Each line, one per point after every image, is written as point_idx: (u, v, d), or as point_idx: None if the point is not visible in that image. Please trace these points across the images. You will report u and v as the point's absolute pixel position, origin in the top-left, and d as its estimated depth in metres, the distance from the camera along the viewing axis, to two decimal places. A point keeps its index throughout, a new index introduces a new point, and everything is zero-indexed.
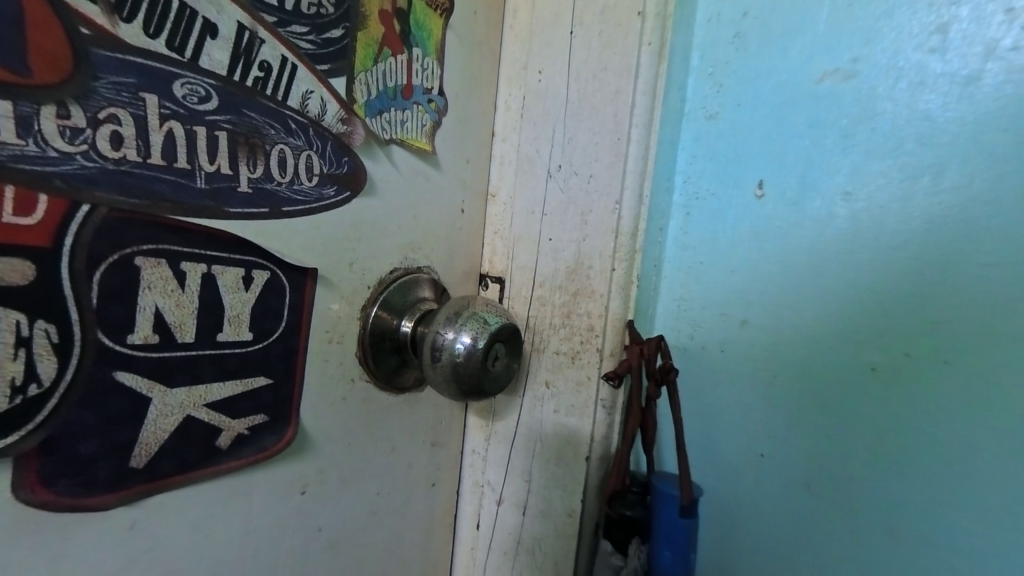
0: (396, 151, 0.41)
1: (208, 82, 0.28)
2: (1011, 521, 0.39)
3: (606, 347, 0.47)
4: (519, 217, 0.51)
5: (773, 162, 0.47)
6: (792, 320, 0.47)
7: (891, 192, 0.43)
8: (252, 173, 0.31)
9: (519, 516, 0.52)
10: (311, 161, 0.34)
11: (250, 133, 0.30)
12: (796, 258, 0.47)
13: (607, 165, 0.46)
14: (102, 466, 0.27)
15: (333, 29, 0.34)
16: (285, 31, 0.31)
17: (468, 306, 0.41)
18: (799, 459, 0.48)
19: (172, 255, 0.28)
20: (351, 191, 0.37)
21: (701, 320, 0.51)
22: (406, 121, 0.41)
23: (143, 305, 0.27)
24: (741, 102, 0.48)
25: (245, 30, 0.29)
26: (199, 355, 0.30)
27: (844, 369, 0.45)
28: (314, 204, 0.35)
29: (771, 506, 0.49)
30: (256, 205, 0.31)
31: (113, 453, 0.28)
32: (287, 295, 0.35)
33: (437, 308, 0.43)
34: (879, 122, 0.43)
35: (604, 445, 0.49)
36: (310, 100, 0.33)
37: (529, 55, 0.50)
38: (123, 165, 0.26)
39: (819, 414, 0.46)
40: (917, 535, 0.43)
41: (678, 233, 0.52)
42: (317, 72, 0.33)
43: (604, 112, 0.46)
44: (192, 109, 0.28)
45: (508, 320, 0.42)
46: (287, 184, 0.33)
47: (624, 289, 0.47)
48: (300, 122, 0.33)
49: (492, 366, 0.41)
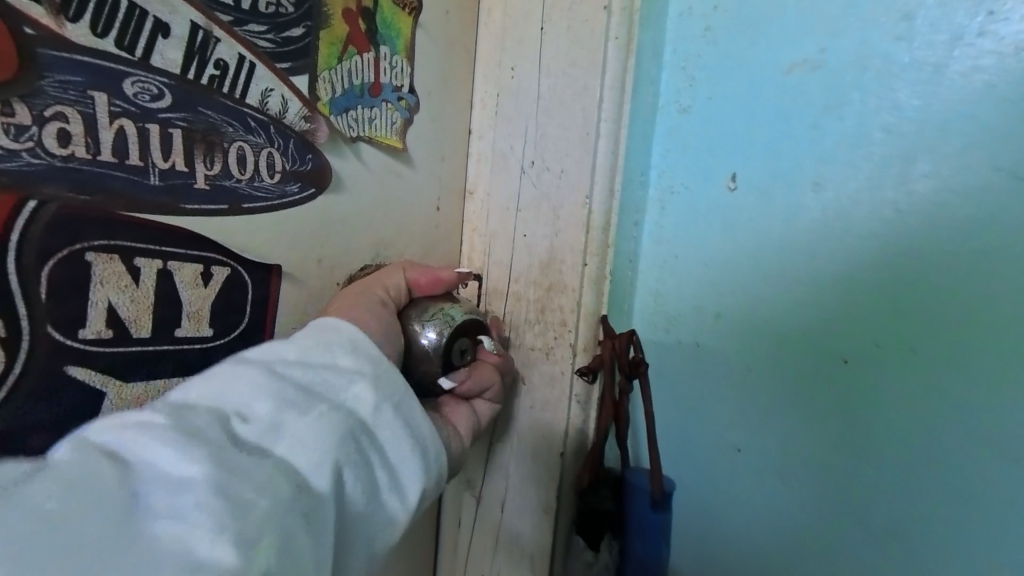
0: (364, 148, 0.42)
1: (161, 80, 0.31)
2: (958, 503, 0.41)
3: (579, 342, 0.47)
4: (495, 214, 0.51)
5: (744, 155, 0.47)
6: (765, 311, 0.47)
7: (858, 182, 0.43)
8: (209, 170, 0.33)
9: (498, 513, 0.52)
10: (272, 158, 0.36)
11: (207, 131, 0.33)
12: (769, 249, 0.46)
13: (576, 160, 0.47)
14: (62, 432, 0.30)
15: (294, 28, 0.36)
16: (241, 30, 0.33)
17: (411, 296, 0.44)
18: (776, 452, 0.47)
19: (125, 251, 0.31)
20: (316, 188, 0.39)
21: (677, 313, 0.51)
22: (374, 119, 0.42)
23: (96, 300, 0.30)
24: (712, 95, 0.48)
25: (200, 29, 0.31)
26: (158, 349, 0.33)
27: (815, 360, 0.45)
28: (276, 200, 0.37)
29: (748, 498, 0.49)
30: (215, 201, 0.33)
31: (68, 419, 0.30)
32: (249, 290, 0.37)
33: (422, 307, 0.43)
34: (847, 114, 0.43)
35: (579, 438, 0.48)
36: (270, 98, 0.35)
37: (503, 52, 0.50)
38: (73, 162, 0.28)
39: (792, 406, 0.46)
40: (875, 517, 0.44)
41: (653, 228, 0.52)
42: (277, 70, 0.35)
43: (573, 109, 0.47)
44: (145, 107, 0.30)
45: (440, 275, 0.45)
46: (247, 181, 0.35)
47: (596, 285, 0.47)
48: (259, 120, 0.35)
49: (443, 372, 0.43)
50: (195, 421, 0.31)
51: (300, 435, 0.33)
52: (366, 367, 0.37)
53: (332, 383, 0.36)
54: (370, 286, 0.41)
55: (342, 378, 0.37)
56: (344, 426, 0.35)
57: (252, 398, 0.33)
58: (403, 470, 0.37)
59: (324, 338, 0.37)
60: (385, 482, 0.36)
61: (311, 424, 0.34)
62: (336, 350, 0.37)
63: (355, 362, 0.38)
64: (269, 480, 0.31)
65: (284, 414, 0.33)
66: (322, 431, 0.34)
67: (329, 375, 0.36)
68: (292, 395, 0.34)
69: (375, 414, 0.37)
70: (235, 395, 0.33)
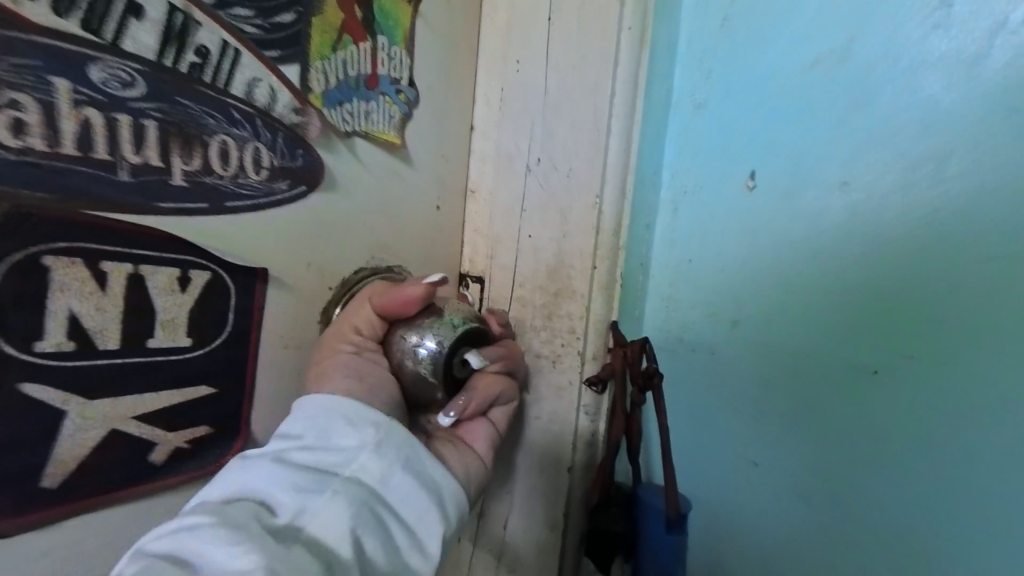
0: (360, 144, 0.39)
1: (132, 66, 0.27)
2: (996, 523, 0.36)
3: (587, 351, 0.45)
4: (499, 214, 0.48)
5: (764, 153, 0.44)
6: (786, 318, 0.44)
7: (890, 182, 0.40)
8: (188, 165, 0.29)
9: (499, 534, 0.49)
10: (259, 153, 0.32)
11: (187, 123, 0.29)
12: (790, 252, 0.44)
13: (586, 158, 0.44)
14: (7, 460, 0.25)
15: (283, 14, 0.33)
16: (225, 14, 0.30)
17: (387, 322, 0.40)
18: (797, 470, 0.44)
19: (90, 253, 0.26)
20: (306, 186, 0.36)
21: (690, 321, 0.49)
22: (370, 113, 0.39)
23: (53, 309, 0.25)
24: (729, 90, 0.46)
25: (177, 11, 0.28)
26: (127, 364, 0.28)
27: (841, 371, 0.42)
28: (263, 199, 0.33)
29: (767, 519, 0.46)
30: (195, 201, 0.30)
31: (16, 444, 0.25)
32: (233, 296, 0.33)
33: (412, 317, 0.39)
34: (876, 109, 0.40)
35: (588, 452, 0.46)
36: (257, 88, 0.32)
37: (508, 44, 0.47)
38: (27, 156, 0.24)
39: (814, 422, 0.43)
40: (896, 533, 0.40)
41: (665, 230, 0.50)
42: (265, 58, 0.32)
43: (583, 104, 0.44)
44: (114, 95, 0.26)
45: (404, 291, 0.38)
46: (230, 178, 0.31)
47: (607, 290, 0.45)
48: (243, 111, 0.31)
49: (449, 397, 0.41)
50: (230, 515, 0.29)
51: (329, 519, 0.30)
52: (371, 434, 0.35)
53: (343, 458, 0.34)
54: (340, 334, 0.38)
55: (348, 451, 0.34)
56: (363, 499, 0.32)
57: (263, 494, 0.31)
58: (425, 533, 0.34)
59: (326, 413, 0.35)
60: (408, 549, 0.33)
61: (331, 505, 0.31)
62: (336, 423, 0.35)
63: (358, 427, 0.35)
64: (307, 566, 0.28)
65: (310, 497, 0.31)
66: (345, 508, 0.31)
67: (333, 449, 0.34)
68: (303, 480, 0.31)
69: (388, 478, 0.34)
70: (259, 486, 0.31)
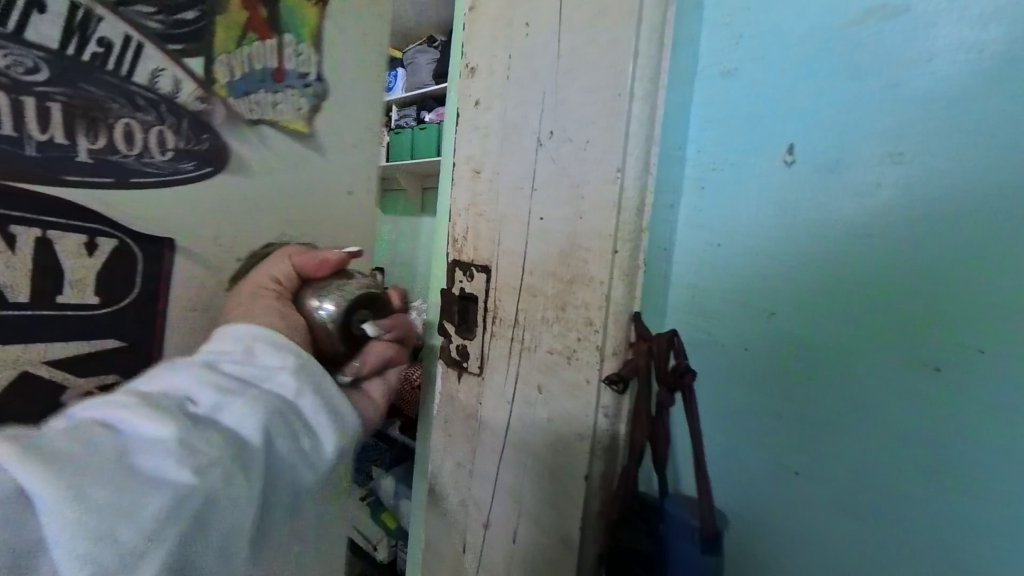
0: (265, 131, 0.50)
1: (37, 56, 0.38)
2: None
3: (608, 346, 0.40)
4: (506, 193, 0.45)
5: (801, 121, 0.37)
6: (839, 314, 0.36)
7: (953, 146, 0.32)
8: (93, 144, 0.41)
9: (508, 544, 0.46)
10: (163, 136, 0.44)
11: (90, 107, 0.41)
12: (840, 234, 0.36)
13: (605, 127, 0.39)
14: None
15: (187, 12, 0.45)
16: (132, 14, 0.42)
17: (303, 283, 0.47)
18: (850, 492, 0.36)
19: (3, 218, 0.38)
20: (213, 167, 0.48)
21: (717, 312, 0.42)
22: (278, 104, 0.51)
23: None
24: (761, 53, 0.39)
25: (82, 11, 0.40)
26: None
27: (900, 378, 0.34)
28: (168, 175, 0.45)
29: (821, 550, 0.37)
30: (100, 172, 0.41)
31: None
32: None
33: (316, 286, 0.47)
34: (936, 58, 0.32)
35: (607, 461, 0.41)
36: (161, 77, 0.44)
37: (514, 9, 0.44)
38: None
39: (875, 437, 0.35)
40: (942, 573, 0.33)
41: (690, 212, 0.43)
42: (168, 50, 0.44)
43: (600, 67, 0.39)
44: (18, 80, 0.38)
45: (323, 255, 0.48)
46: (135, 156, 0.43)
47: (629, 277, 0.39)
48: (148, 99, 0.43)
49: (348, 354, 0.48)
50: (156, 398, 0.34)
51: (243, 413, 0.36)
52: (291, 358, 0.40)
53: (264, 374, 0.39)
54: (258, 286, 0.46)
55: (270, 368, 0.39)
56: (276, 405, 0.38)
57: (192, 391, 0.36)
58: (324, 436, 0.40)
59: (252, 338, 0.40)
60: (301, 452, 0.38)
61: (248, 402, 0.36)
62: (259, 348, 0.40)
63: (277, 349, 0.40)
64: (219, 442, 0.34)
65: (227, 397, 0.36)
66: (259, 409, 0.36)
67: (256, 365, 0.39)
68: (230, 381, 0.37)
69: (300, 395, 0.39)
70: (183, 383, 0.36)
